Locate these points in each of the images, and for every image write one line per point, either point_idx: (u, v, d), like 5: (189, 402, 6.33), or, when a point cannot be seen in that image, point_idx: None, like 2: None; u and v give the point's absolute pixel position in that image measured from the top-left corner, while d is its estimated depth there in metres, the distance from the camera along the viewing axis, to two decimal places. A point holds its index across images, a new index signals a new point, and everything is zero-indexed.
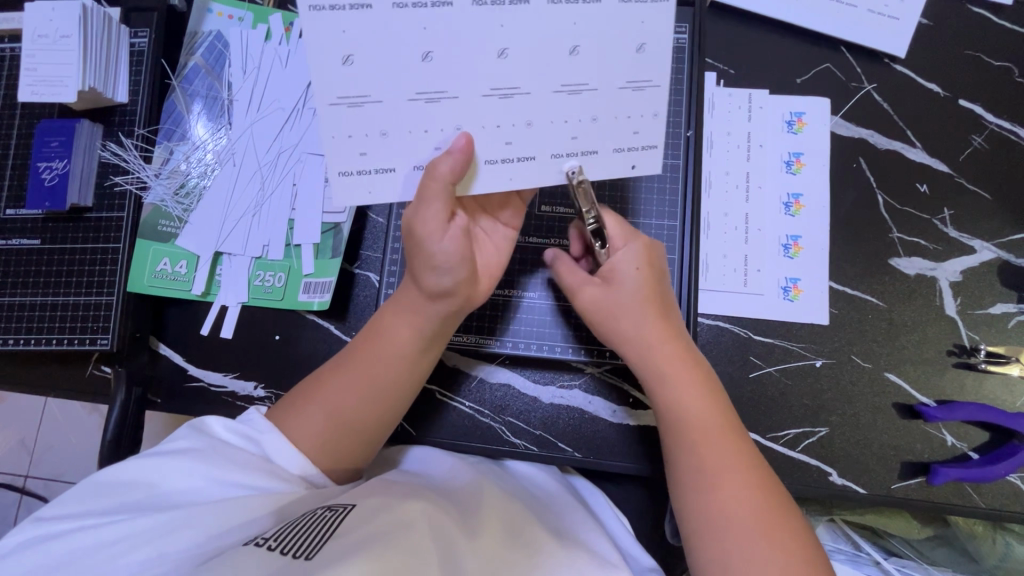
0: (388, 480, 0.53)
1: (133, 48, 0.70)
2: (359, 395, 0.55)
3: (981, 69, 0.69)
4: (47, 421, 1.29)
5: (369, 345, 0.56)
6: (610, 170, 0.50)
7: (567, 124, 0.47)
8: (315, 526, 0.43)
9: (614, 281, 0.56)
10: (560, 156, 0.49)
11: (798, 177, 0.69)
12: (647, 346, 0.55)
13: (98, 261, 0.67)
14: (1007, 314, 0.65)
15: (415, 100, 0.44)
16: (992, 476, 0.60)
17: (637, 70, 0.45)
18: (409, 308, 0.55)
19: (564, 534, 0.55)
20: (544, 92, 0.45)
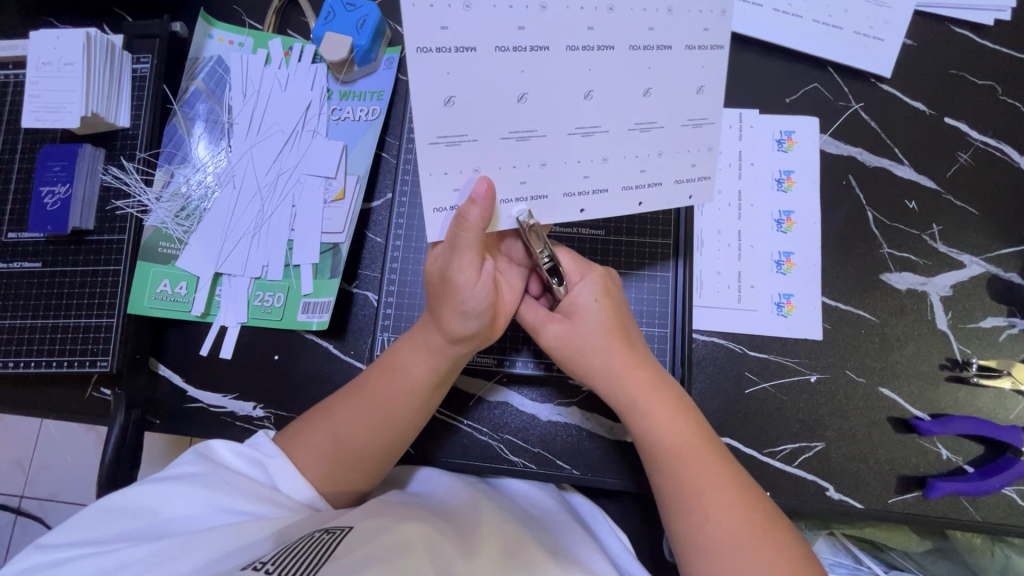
0: (387, 502, 0.54)
1: (135, 74, 0.71)
2: (371, 431, 0.55)
3: (965, 87, 0.71)
4: (43, 442, 1.28)
5: (380, 380, 0.56)
6: (667, 201, 0.52)
7: (637, 158, 0.50)
8: (313, 548, 0.43)
9: (579, 314, 0.56)
10: (630, 190, 0.51)
11: (788, 195, 0.70)
12: (617, 378, 0.55)
13: (99, 284, 0.68)
14: (998, 328, 0.66)
15: (508, 137, 0.46)
16: (987, 490, 0.60)
17: (627, 97, 0.47)
18: (426, 344, 0.55)
19: (561, 552, 0.55)
20: (621, 129, 0.48)
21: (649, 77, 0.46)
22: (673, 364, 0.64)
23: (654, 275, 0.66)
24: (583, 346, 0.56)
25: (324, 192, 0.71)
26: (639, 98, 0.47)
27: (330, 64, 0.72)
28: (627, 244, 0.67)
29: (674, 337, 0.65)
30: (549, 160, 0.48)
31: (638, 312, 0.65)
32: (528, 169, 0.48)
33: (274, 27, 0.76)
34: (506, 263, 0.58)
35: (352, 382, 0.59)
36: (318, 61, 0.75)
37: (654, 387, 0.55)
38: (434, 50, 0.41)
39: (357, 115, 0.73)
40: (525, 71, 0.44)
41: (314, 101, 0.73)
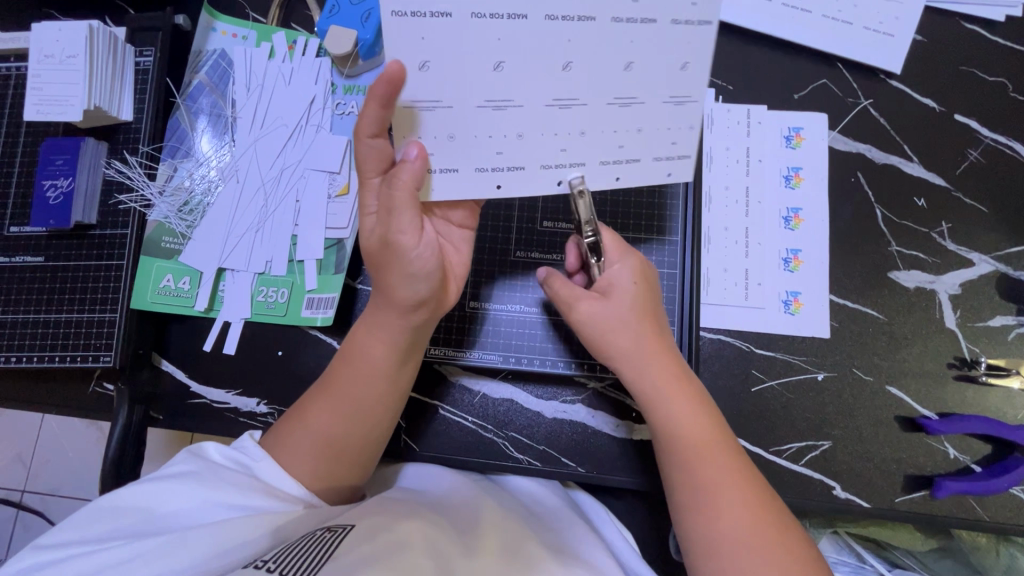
0: (390, 500, 0.54)
1: (138, 67, 0.70)
2: (338, 416, 0.55)
3: (975, 84, 0.70)
4: (46, 436, 1.28)
5: (344, 366, 0.57)
6: (649, 177, 0.52)
7: (615, 133, 0.50)
8: (315, 547, 0.43)
9: (615, 297, 0.56)
10: (609, 163, 0.51)
11: (797, 192, 0.69)
12: (647, 363, 0.55)
13: (101, 279, 0.68)
14: (1007, 327, 0.65)
15: (485, 106, 0.47)
16: (994, 489, 0.60)
17: (607, 71, 0.46)
18: (380, 324, 0.55)
19: (563, 549, 0.55)
20: (599, 104, 0.48)
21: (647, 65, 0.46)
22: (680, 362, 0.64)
23: (661, 274, 0.66)
24: (616, 329, 0.56)
25: (329, 188, 0.71)
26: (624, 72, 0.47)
27: (333, 58, 0.72)
28: (633, 240, 0.67)
29: (681, 334, 0.64)
30: (525, 131, 0.48)
31: None
32: (504, 139, 0.48)
33: (279, 21, 0.75)
34: (442, 220, 0.56)
35: (323, 373, 0.59)
36: (322, 55, 0.74)
37: (679, 373, 0.55)
38: (411, 14, 0.42)
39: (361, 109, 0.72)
40: (502, 39, 0.44)
41: (319, 96, 0.73)
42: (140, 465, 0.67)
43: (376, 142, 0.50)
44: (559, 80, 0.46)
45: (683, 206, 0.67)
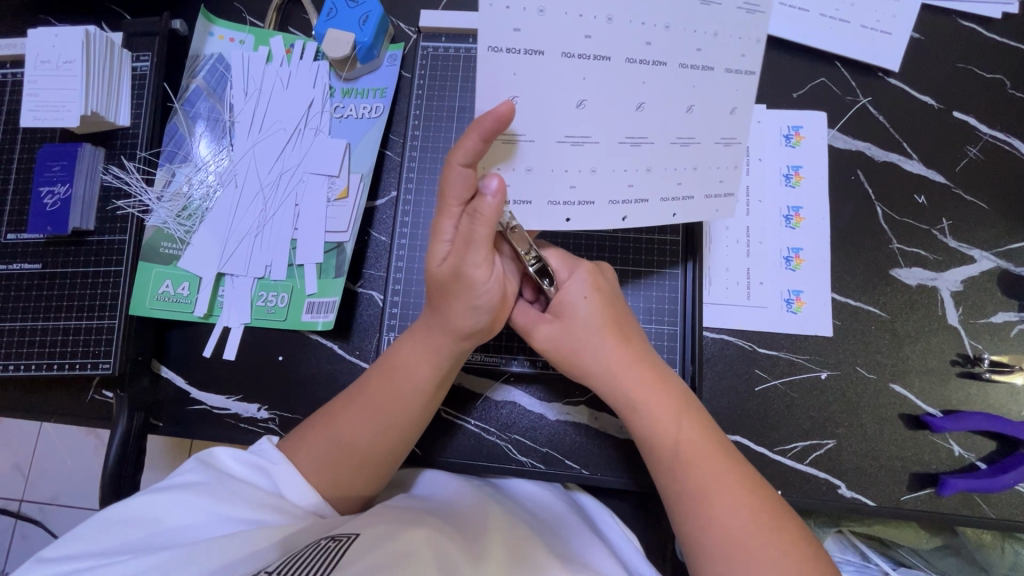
0: (395, 507, 0.53)
1: (135, 73, 0.70)
2: (375, 432, 0.54)
3: (973, 81, 0.70)
4: (43, 445, 1.28)
5: (383, 381, 0.56)
6: (700, 215, 0.53)
7: (675, 171, 0.50)
8: (319, 555, 0.42)
9: (567, 315, 0.55)
10: (668, 200, 0.51)
11: (797, 190, 0.69)
12: (614, 376, 0.54)
13: (100, 285, 0.67)
14: (1009, 323, 0.65)
15: (563, 141, 0.46)
16: (1000, 487, 0.59)
17: (671, 112, 0.47)
18: (424, 341, 0.55)
19: (571, 557, 0.55)
20: (664, 143, 0.48)
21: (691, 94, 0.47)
22: (683, 362, 0.64)
23: (663, 274, 0.66)
24: (575, 347, 0.55)
25: (328, 191, 0.70)
26: (683, 113, 0.47)
27: (331, 62, 0.72)
28: (635, 240, 0.66)
29: (683, 334, 0.64)
30: (600, 167, 0.48)
31: (647, 309, 0.65)
32: (579, 175, 0.48)
33: (276, 25, 0.75)
34: (506, 256, 0.55)
35: (356, 381, 0.58)
36: (320, 58, 0.74)
37: (649, 383, 0.54)
38: (504, 49, 0.41)
39: (360, 112, 0.72)
40: (587, 78, 0.44)
41: (317, 99, 0.72)
42: (140, 473, 0.66)
43: (466, 172, 0.44)
44: (630, 119, 0.46)
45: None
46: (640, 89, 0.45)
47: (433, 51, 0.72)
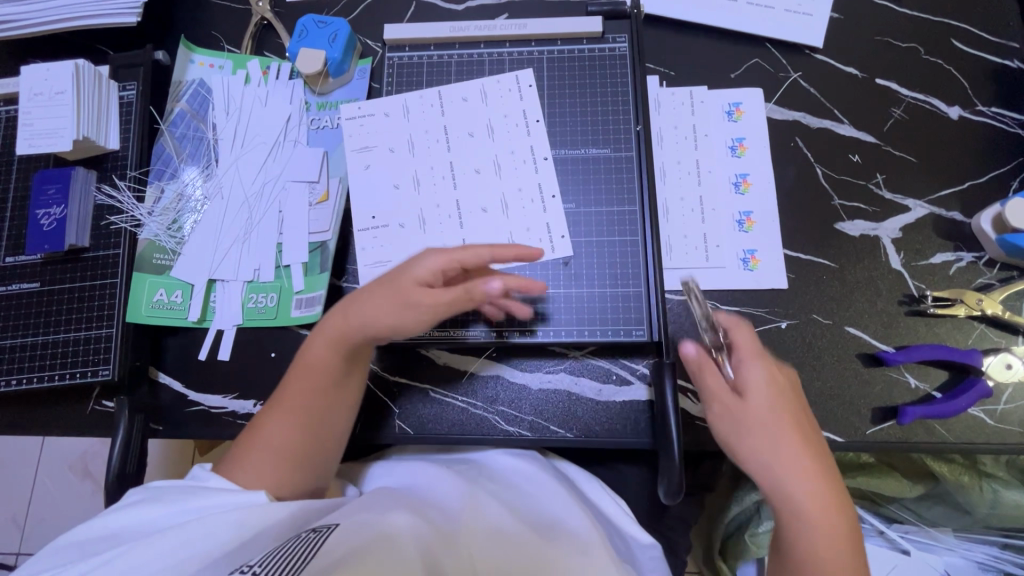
0: (377, 496, 0.58)
1: (123, 100, 0.75)
2: (293, 421, 0.59)
3: (890, 50, 0.77)
4: (39, 494, 1.29)
5: (296, 375, 0.61)
6: (521, 125, 0.75)
7: (471, 130, 0.75)
8: (301, 548, 0.46)
9: (760, 391, 0.53)
10: (529, 121, 0.75)
11: (742, 159, 0.75)
12: (768, 450, 0.51)
13: (96, 297, 0.71)
14: (948, 262, 0.70)
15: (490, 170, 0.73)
16: (955, 410, 0.64)
17: (381, 176, 0.74)
18: (326, 328, 0.61)
19: (538, 519, 0.61)
20: (460, 137, 0.75)
21: (363, 158, 0.75)
22: (651, 319, 0.68)
23: (625, 240, 0.71)
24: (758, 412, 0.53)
25: (309, 196, 0.75)
26: (387, 155, 0.75)
27: (305, 78, 0.78)
28: (599, 214, 0.72)
29: (647, 295, 0.69)
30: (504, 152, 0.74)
31: (612, 274, 0.70)
32: (517, 167, 0.73)
33: (252, 50, 0.81)
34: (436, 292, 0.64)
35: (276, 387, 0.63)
36: (295, 77, 0.80)
37: (801, 450, 0.51)
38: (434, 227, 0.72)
39: (335, 122, 0.78)
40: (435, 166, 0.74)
41: (294, 114, 0.78)
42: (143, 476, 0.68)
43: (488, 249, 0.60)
44: (415, 173, 0.74)
45: (638, 187, 0.72)
46: (393, 177, 0.74)
47: (399, 61, 0.79)
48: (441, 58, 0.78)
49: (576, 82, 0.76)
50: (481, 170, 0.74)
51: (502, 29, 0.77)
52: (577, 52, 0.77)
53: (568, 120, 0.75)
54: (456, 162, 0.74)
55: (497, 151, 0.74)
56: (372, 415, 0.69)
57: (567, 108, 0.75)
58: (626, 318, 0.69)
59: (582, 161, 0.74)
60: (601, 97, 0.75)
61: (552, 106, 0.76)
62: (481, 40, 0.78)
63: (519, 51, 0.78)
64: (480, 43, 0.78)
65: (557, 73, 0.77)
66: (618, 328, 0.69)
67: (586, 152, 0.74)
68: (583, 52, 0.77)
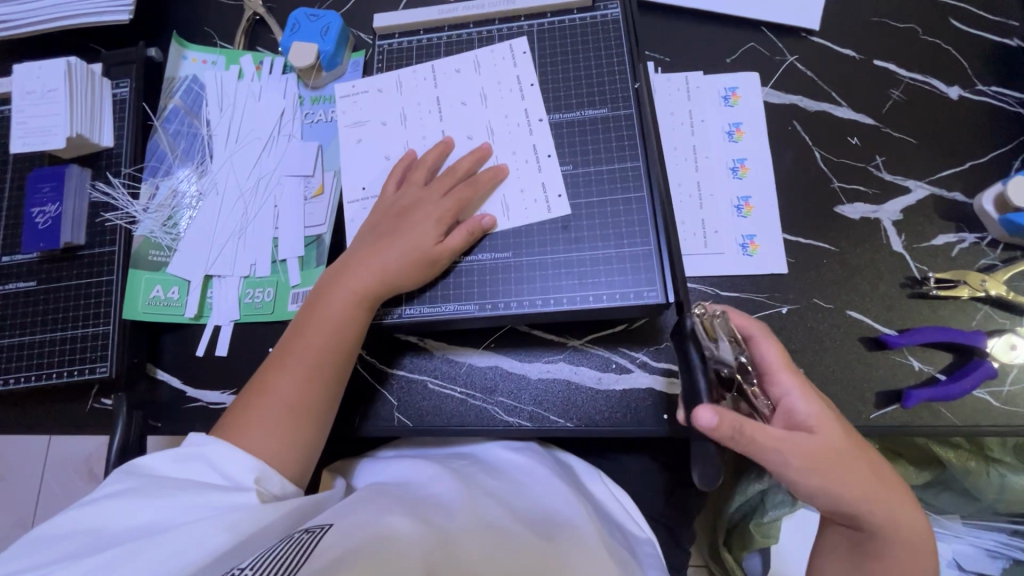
0: (372, 498, 0.58)
1: (116, 98, 0.75)
2: (302, 381, 0.61)
3: (887, 32, 0.77)
4: (46, 497, 1.29)
5: (302, 339, 0.63)
6: (516, 90, 0.74)
7: (463, 99, 0.74)
8: (294, 549, 0.46)
9: (820, 424, 0.52)
10: (523, 84, 0.74)
11: (740, 144, 0.74)
12: (842, 470, 0.51)
13: (92, 295, 0.71)
14: (950, 244, 0.69)
15: (485, 135, 0.73)
16: (959, 392, 0.63)
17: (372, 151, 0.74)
18: (339, 289, 0.64)
19: (535, 518, 0.60)
20: (453, 106, 0.74)
21: (354, 132, 0.75)
22: (663, 274, 0.65)
23: (628, 196, 0.68)
24: (836, 458, 0.51)
25: (304, 190, 0.75)
26: (378, 127, 0.75)
27: (298, 72, 0.77)
28: (604, 172, 0.69)
29: (659, 247, 0.66)
30: (499, 116, 0.73)
31: (618, 235, 0.67)
32: (512, 131, 0.72)
33: (245, 45, 0.81)
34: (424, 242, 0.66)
35: (273, 355, 0.64)
36: (288, 71, 0.79)
37: (870, 474, 0.52)
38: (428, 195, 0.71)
39: (329, 116, 0.77)
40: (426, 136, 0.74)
41: (288, 108, 0.78)
42: None
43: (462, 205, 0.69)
44: (406, 141, 0.74)
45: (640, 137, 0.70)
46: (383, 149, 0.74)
47: (389, 48, 0.78)
48: (429, 41, 0.78)
49: (570, 69, 0.75)
50: (474, 137, 0.73)
51: (491, 7, 0.77)
52: (567, 23, 0.76)
53: (563, 88, 0.73)
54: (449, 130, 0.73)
55: (491, 117, 0.73)
56: (372, 409, 0.69)
57: (561, 76, 0.74)
58: (637, 280, 0.65)
59: (580, 123, 0.72)
60: (597, 68, 0.74)
61: (546, 72, 0.74)
62: (468, 21, 0.78)
63: (508, 27, 0.77)
64: (470, 24, 0.78)
65: (548, 46, 0.75)
66: (627, 292, 0.65)
67: (583, 114, 0.72)
68: (573, 22, 0.76)
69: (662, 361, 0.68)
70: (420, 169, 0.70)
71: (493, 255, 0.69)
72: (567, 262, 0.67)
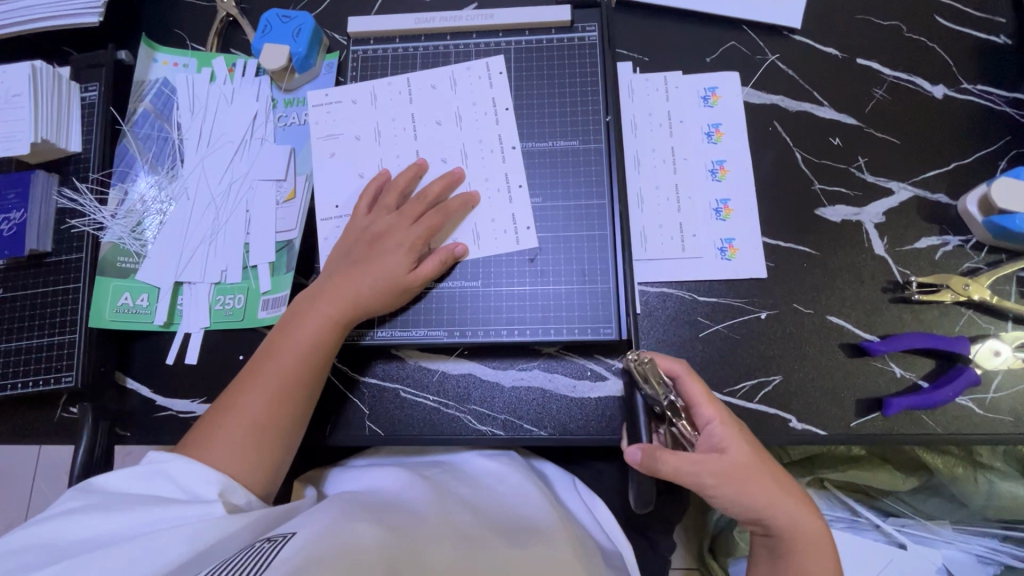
0: (338, 504, 0.56)
1: (84, 102, 0.74)
2: (271, 402, 0.60)
3: (871, 29, 0.75)
4: (34, 501, 1.29)
5: (272, 357, 0.62)
6: (491, 109, 0.73)
7: (438, 117, 0.73)
8: (255, 558, 0.45)
9: (730, 444, 0.53)
10: (499, 105, 0.73)
11: (719, 146, 0.72)
12: (750, 481, 0.52)
13: (58, 303, 0.70)
14: (933, 247, 0.68)
15: (459, 158, 0.72)
16: (941, 400, 0.61)
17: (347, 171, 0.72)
18: (313, 310, 0.64)
19: (507, 526, 0.59)
20: (428, 124, 0.73)
21: (328, 146, 0.73)
22: (623, 314, 0.66)
23: (592, 234, 0.69)
24: (746, 478, 0.52)
25: (276, 194, 0.73)
26: (353, 142, 0.73)
27: (271, 75, 0.76)
28: (576, 206, 0.70)
29: (618, 291, 0.67)
30: (475, 137, 0.72)
31: (581, 272, 0.68)
32: (486, 151, 0.72)
33: (218, 47, 0.80)
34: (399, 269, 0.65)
35: (241, 371, 0.63)
36: (261, 74, 0.78)
37: (777, 488, 0.53)
38: None
39: (302, 119, 0.76)
40: (400, 155, 0.73)
41: (261, 111, 0.76)
42: None
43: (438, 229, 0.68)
44: (378, 164, 0.73)
45: (608, 167, 0.71)
46: (357, 167, 0.73)
47: (363, 55, 0.77)
48: (406, 49, 0.77)
49: (546, 72, 0.74)
50: (448, 159, 0.72)
51: (467, 19, 0.75)
52: (545, 36, 0.75)
53: (536, 112, 0.73)
54: (423, 150, 0.72)
55: (465, 139, 0.72)
56: (343, 418, 0.67)
57: (536, 96, 0.74)
58: (596, 315, 0.66)
59: (551, 154, 0.72)
60: (570, 82, 0.74)
61: (519, 97, 0.74)
62: (446, 31, 0.77)
63: (485, 42, 0.76)
64: (446, 34, 0.77)
65: (525, 63, 0.75)
66: (586, 327, 0.66)
67: (554, 144, 0.72)
68: (552, 36, 0.75)
69: None
70: (397, 191, 0.69)
71: (461, 282, 0.69)
72: (532, 296, 0.68)
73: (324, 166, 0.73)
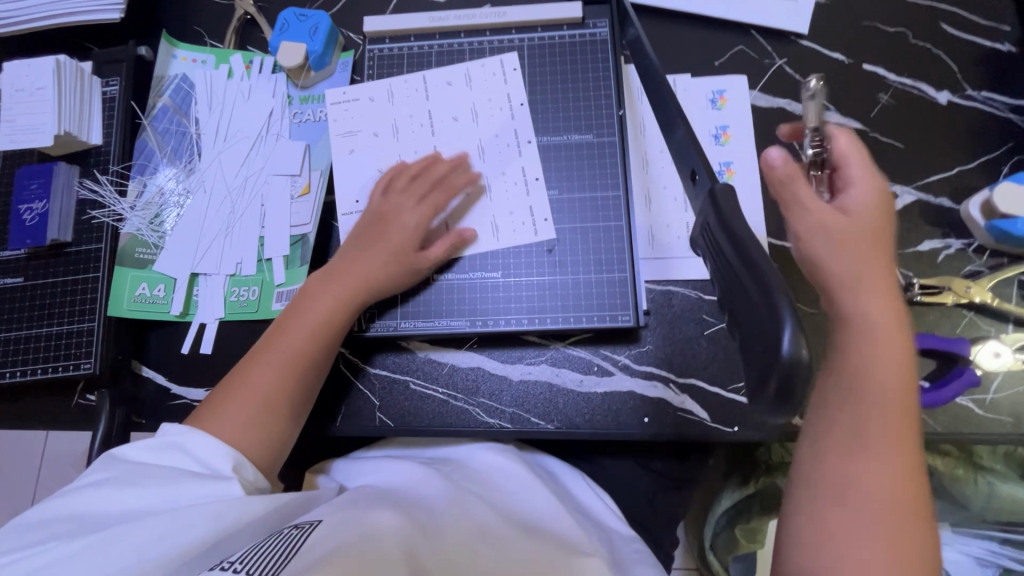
0: (362, 495, 0.58)
1: (105, 96, 0.76)
2: (281, 376, 0.61)
3: (877, 36, 0.76)
4: (40, 490, 1.30)
5: (283, 332, 0.63)
6: (506, 107, 0.75)
7: (454, 113, 0.75)
8: (282, 545, 0.46)
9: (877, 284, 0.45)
10: (515, 101, 0.75)
11: (726, 148, 0.73)
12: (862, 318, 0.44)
13: (78, 291, 0.72)
14: (936, 250, 0.69)
15: (477, 152, 0.74)
16: (942, 400, 0.63)
17: (366, 165, 0.74)
18: (325, 287, 0.65)
19: (521, 520, 0.61)
20: (444, 120, 0.75)
21: (347, 143, 0.75)
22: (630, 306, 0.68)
23: (610, 217, 0.71)
24: (890, 350, 0.44)
25: (291, 189, 0.75)
26: (371, 138, 0.75)
27: (288, 72, 0.77)
28: (591, 197, 0.72)
29: (634, 278, 0.69)
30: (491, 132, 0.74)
31: (596, 262, 0.70)
32: (501, 148, 0.74)
33: (235, 44, 0.81)
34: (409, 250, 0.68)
35: (253, 348, 0.64)
36: (278, 71, 0.80)
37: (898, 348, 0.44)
38: None
39: (317, 116, 0.77)
40: (418, 150, 0.75)
41: (276, 107, 0.78)
42: None
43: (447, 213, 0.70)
44: (396, 159, 0.74)
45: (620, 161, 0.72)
46: (375, 162, 0.74)
47: (379, 54, 0.78)
48: (421, 48, 0.78)
49: (558, 72, 0.76)
50: (465, 154, 0.74)
51: (481, 18, 0.77)
52: (558, 38, 0.77)
53: (547, 112, 0.75)
54: (440, 145, 0.74)
55: (482, 135, 0.74)
56: (354, 409, 0.69)
57: (548, 96, 0.75)
58: (613, 304, 0.68)
59: (567, 146, 0.74)
60: (581, 83, 0.75)
61: (534, 91, 0.75)
62: (461, 30, 0.78)
63: (499, 39, 0.77)
64: (460, 33, 0.78)
65: (538, 62, 0.76)
66: (603, 315, 0.68)
67: (568, 138, 0.74)
68: (564, 37, 0.76)
69: (643, 364, 0.67)
70: (405, 173, 0.71)
71: (482, 273, 0.71)
72: (551, 287, 0.70)
73: (343, 162, 0.75)
